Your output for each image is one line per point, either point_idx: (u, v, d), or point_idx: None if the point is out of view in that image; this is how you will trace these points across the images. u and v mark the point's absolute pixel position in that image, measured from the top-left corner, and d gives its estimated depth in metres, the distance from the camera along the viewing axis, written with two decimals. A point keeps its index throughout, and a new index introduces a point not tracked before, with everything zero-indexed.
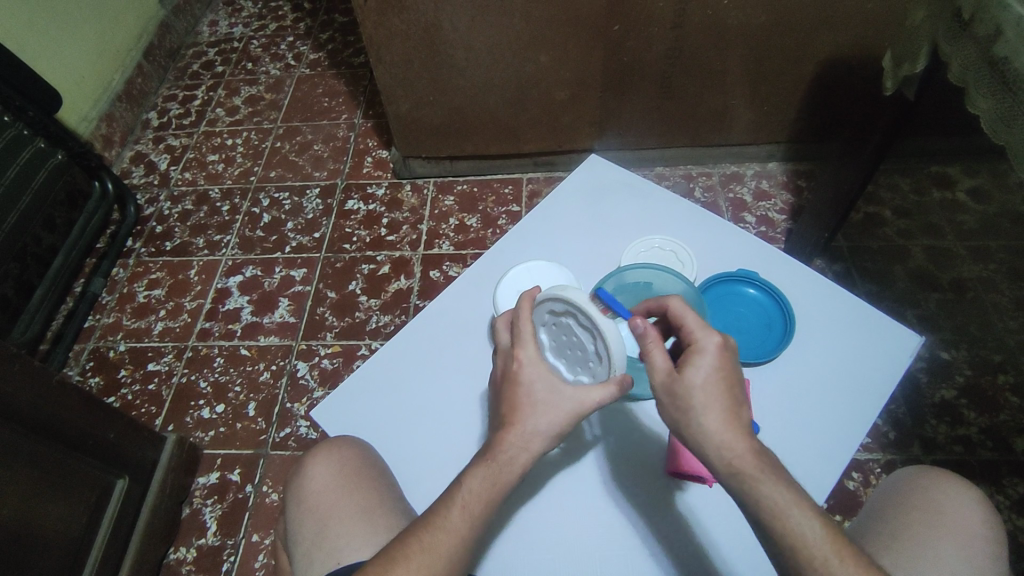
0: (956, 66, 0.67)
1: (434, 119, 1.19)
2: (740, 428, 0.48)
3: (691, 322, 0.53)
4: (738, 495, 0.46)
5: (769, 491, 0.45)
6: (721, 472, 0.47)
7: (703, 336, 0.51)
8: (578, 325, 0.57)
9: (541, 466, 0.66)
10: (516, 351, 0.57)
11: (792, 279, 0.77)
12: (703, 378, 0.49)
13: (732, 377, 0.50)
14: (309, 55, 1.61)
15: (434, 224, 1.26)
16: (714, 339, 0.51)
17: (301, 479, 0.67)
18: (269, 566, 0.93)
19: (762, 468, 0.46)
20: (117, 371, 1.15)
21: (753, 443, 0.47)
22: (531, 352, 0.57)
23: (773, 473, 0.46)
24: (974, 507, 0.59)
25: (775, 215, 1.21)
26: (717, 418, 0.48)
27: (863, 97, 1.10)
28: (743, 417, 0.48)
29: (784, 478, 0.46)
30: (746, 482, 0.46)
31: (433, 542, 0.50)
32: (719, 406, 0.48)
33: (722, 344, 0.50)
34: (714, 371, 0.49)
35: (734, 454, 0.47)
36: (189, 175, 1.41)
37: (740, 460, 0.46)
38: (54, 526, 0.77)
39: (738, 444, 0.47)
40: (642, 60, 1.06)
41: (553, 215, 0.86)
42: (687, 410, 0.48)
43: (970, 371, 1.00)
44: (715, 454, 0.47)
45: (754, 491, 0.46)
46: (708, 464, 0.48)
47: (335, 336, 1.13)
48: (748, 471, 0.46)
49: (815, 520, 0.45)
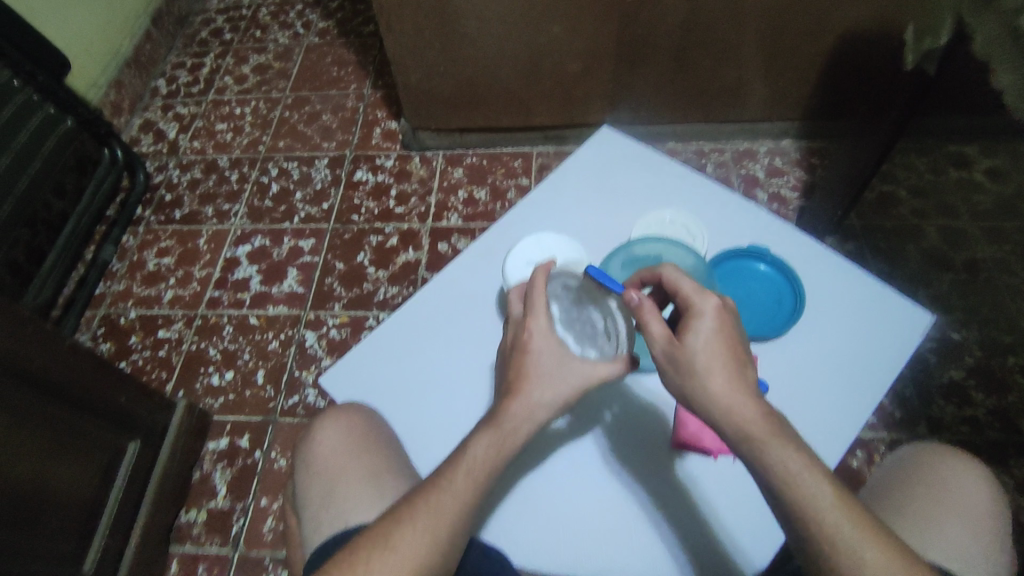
0: (982, 39, 0.65)
1: (444, 90, 1.17)
2: (745, 390, 0.47)
3: (687, 287, 0.52)
4: (747, 460, 0.46)
5: (780, 456, 0.45)
6: (730, 437, 0.47)
7: (700, 300, 0.51)
8: (592, 302, 0.59)
9: (544, 437, 0.66)
10: (528, 321, 0.57)
11: (802, 255, 0.77)
12: (704, 342, 0.48)
13: (733, 338, 0.49)
14: (318, 24, 1.58)
15: (443, 196, 1.25)
16: (712, 302, 0.50)
17: (310, 444, 0.68)
18: (277, 530, 0.95)
19: (771, 432, 0.46)
20: (128, 337, 1.16)
21: (762, 406, 0.47)
22: (543, 323, 0.57)
23: (780, 442, 0.46)
24: (983, 496, 0.58)
25: (788, 192, 1.19)
26: (721, 382, 0.47)
27: (884, 74, 1.08)
28: (748, 378, 0.48)
29: (794, 441, 0.46)
30: (754, 445, 0.46)
31: (439, 503, 0.50)
32: (722, 369, 0.48)
33: (720, 307, 0.50)
34: (714, 334, 0.49)
35: (740, 418, 0.46)
36: (197, 144, 1.41)
37: (748, 425, 0.46)
38: (68, 485, 0.79)
39: (744, 408, 0.47)
40: (657, 31, 1.03)
41: (564, 186, 0.85)
42: (690, 376, 0.48)
43: (980, 353, 0.99)
44: (720, 420, 0.47)
45: (762, 455, 0.46)
46: (716, 429, 0.48)
47: (343, 307, 1.14)
48: (758, 435, 0.46)
49: (825, 489, 0.44)
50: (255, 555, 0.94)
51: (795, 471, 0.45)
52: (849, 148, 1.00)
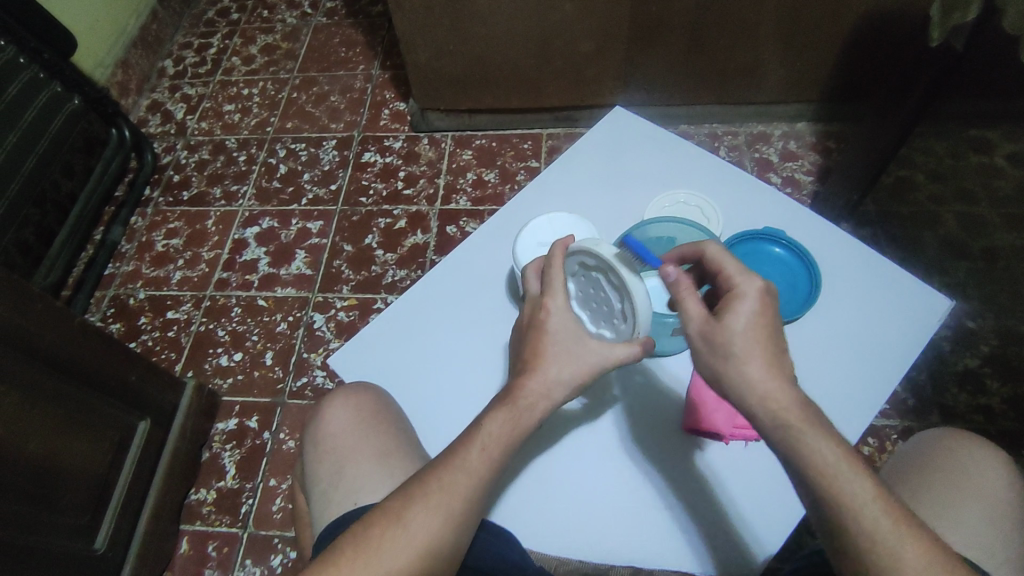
0: (1013, 14, 0.63)
1: (453, 70, 1.16)
2: (783, 376, 0.47)
3: (730, 268, 0.51)
4: (781, 446, 0.46)
5: (820, 446, 0.44)
6: (764, 423, 0.46)
7: (744, 281, 0.50)
8: (608, 282, 0.56)
9: (558, 418, 0.65)
10: (545, 300, 0.56)
11: (819, 239, 0.75)
12: (743, 325, 0.48)
13: (773, 323, 0.49)
14: (326, 3, 1.56)
15: (452, 178, 1.24)
16: (756, 285, 0.49)
17: (319, 422, 0.68)
18: (286, 510, 0.95)
19: (809, 421, 0.45)
20: (137, 318, 1.16)
21: (799, 393, 0.47)
22: (560, 302, 0.56)
23: (816, 426, 0.45)
24: (1003, 485, 0.57)
25: (802, 176, 1.17)
26: (758, 367, 0.47)
27: (905, 54, 1.05)
28: (785, 365, 0.48)
29: (830, 431, 0.45)
30: (790, 432, 0.45)
31: (453, 481, 0.50)
32: (761, 353, 0.47)
33: (763, 291, 0.49)
34: (755, 318, 0.48)
35: (778, 405, 0.46)
36: (205, 125, 1.40)
37: (785, 412, 0.46)
38: (79, 463, 0.79)
39: (782, 395, 0.46)
40: (671, 9, 1.01)
41: (575, 167, 0.83)
42: (726, 358, 0.48)
43: (997, 341, 0.98)
44: (756, 404, 0.47)
45: (798, 442, 0.45)
46: (750, 414, 0.47)
47: (352, 289, 1.13)
48: (795, 421, 0.45)
49: (849, 475, 0.43)
50: (264, 535, 0.94)
51: (832, 461, 0.44)
52: (867, 130, 0.97)
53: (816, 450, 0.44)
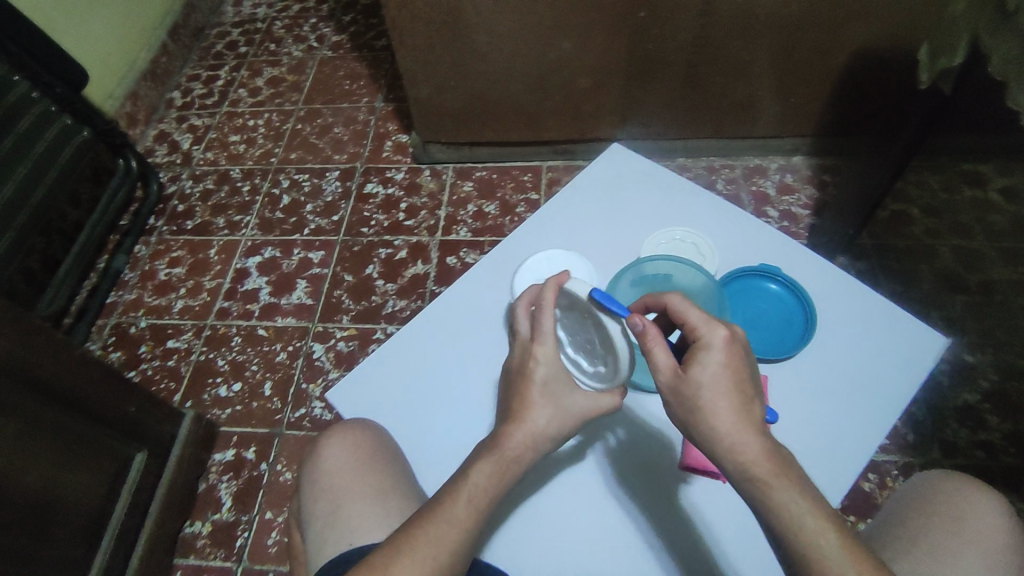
0: (996, 60, 0.65)
1: (455, 105, 1.18)
2: (750, 427, 0.47)
3: (695, 318, 0.52)
4: (752, 500, 0.46)
5: (789, 500, 0.44)
6: (736, 477, 0.47)
7: (709, 330, 0.50)
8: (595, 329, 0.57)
9: (550, 459, 0.65)
10: (534, 348, 0.58)
11: (815, 276, 0.76)
12: (710, 377, 0.48)
13: (741, 371, 0.49)
14: (331, 37, 1.60)
15: (452, 210, 1.26)
16: (720, 333, 0.50)
17: (315, 459, 0.68)
18: (281, 544, 0.94)
19: (778, 473, 0.45)
20: (138, 346, 1.17)
21: (768, 443, 0.47)
22: (548, 351, 0.58)
23: (790, 477, 0.45)
24: (1004, 533, 0.57)
25: (798, 209, 1.19)
26: (728, 420, 0.47)
27: (897, 91, 1.07)
28: (754, 413, 0.48)
29: (801, 482, 0.46)
30: (759, 487, 0.45)
31: (437, 534, 0.50)
32: (729, 403, 0.47)
33: (728, 339, 0.50)
34: (720, 368, 0.48)
35: (746, 457, 0.46)
36: (211, 155, 1.42)
37: (754, 466, 0.46)
38: (76, 495, 0.79)
39: (751, 447, 0.46)
40: (668, 49, 1.04)
41: (571, 203, 0.85)
42: (695, 412, 0.48)
43: (995, 377, 0.98)
44: (726, 457, 0.47)
45: (768, 498, 0.45)
46: (721, 467, 0.47)
47: (352, 319, 1.14)
48: (762, 475, 0.45)
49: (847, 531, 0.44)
50: (259, 569, 0.93)
51: (802, 518, 0.44)
52: (861, 166, 0.99)
53: (786, 510, 0.44)
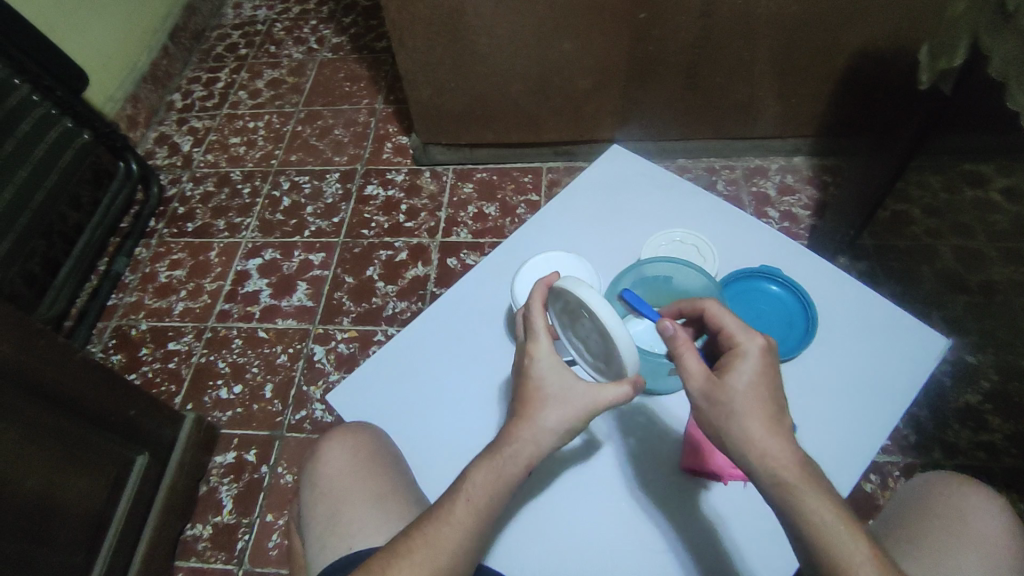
0: (997, 60, 0.64)
1: (456, 106, 1.18)
2: (783, 433, 0.47)
3: (732, 326, 0.52)
4: (779, 504, 0.46)
5: (813, 505, 0.45)
6: (763, 481, 0.46)
7: (746, 339, 0.51)
8: (590, 321, 0.57)
9: (555, 458, 0.65)
10: (528, 347, 0.57)
11: (816, 277, 0.76)
12: (746, 383, 0.48)
13: (776, 380, 0.49)
14: (332, 39, 1.60)
15: (453, 212, 1.26)
16: (757, 343, 0.50)
17: (315, 463, 0.68)
18: (282, 547, 0.94)
19: (808, 480, 0.46)
20: (139, 349, 1.17)
21: (797, 450, 0.47)
22: (544, 346, 0.57)
23: (817, 484, 0.46)
24: (1009, 541, 0.56)
25: (799, 210, 1.18)
26: (761, 425, 0.47)
27: (897, 91, 1.07)
28: (785, 422, 0.48)
29: (828, 489, 0.46)
30: (787, 490, 0.45)
31: (437, 534, 0.51)
32: (762, 411, 0.47)
33: (765, 348, 0.50)
34: (755, 376, 0.49)
35: (777, 463, 0.46)
36: (211, 158, 1.42)
37: (781, 470, 0.46)
38: (76, 499, 0.79)
39: (781, 452, 0.46)
40: (669, 50, 1.03)
41: (572, 205, 0.85)
42: (729, 416, 0.48)
43: (997, 377, 0.98)
44: (756, 463, 0.47)
45: (795, 502, 0.45)
46: (750, 472, 0.47)
47: (352, 321, 1.14)
48: (792, 480, 0.45)
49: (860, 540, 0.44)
50: (259, 571, 0.93)
51: (828, 523, 0.44)
52: (861, 167, 0.99)
53: (807, 516, 0.44)
